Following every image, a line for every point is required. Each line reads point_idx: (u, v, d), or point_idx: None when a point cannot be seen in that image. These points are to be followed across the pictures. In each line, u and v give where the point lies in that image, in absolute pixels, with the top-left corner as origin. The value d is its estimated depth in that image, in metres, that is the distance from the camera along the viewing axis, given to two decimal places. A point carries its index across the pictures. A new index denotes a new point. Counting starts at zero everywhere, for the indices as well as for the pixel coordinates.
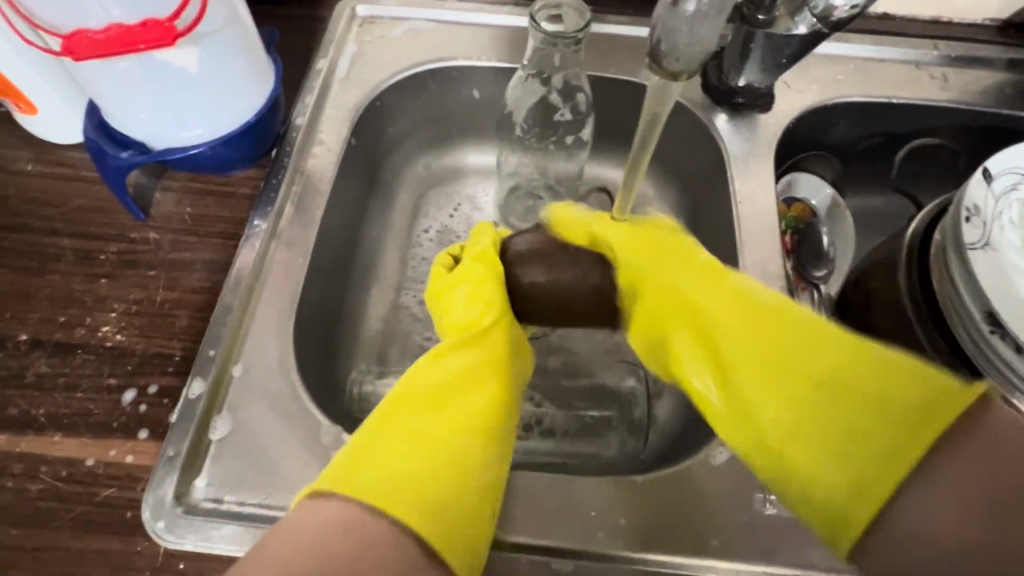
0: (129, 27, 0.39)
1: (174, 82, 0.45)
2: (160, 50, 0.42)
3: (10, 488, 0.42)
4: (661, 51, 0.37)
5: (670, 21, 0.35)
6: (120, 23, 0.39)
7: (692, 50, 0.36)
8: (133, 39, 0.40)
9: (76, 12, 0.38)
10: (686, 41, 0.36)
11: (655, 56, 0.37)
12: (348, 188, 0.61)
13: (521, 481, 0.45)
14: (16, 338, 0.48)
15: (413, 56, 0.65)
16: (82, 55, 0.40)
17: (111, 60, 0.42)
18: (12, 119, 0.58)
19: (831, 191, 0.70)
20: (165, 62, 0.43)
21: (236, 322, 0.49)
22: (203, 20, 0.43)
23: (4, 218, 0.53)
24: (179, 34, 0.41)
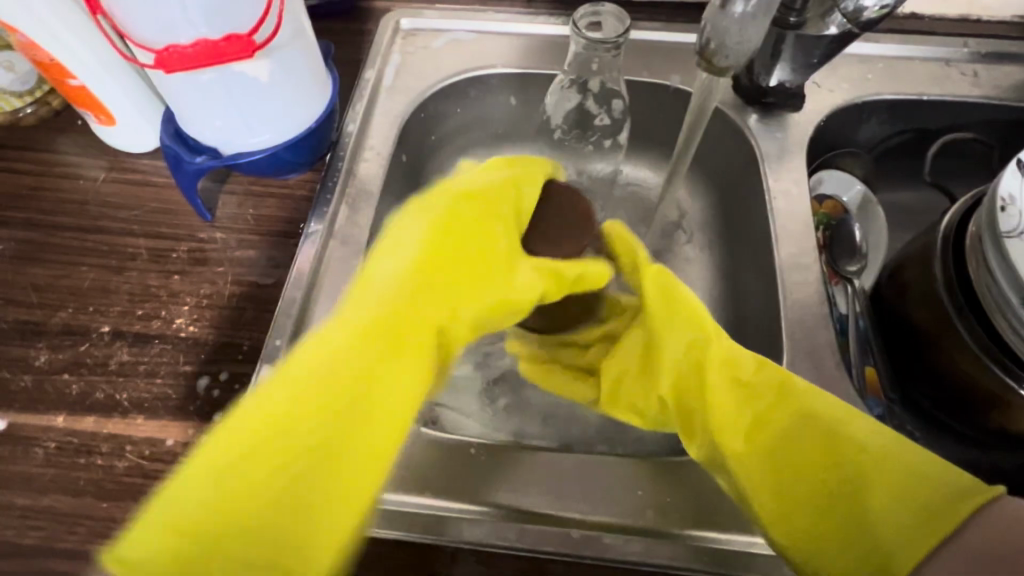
0: (214, 41, 0.44)
1: (248, 91, 0.49)
2: (239, 63, 0.46)
3: (99, 465, 0.46)
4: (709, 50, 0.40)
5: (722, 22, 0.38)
6: (206, 39, 0.43)
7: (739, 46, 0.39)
8: (219, 53, 0.44)
9: (169, 29, 0.43)
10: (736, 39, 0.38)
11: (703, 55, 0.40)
12: (395, 190, 0.64)
13: (572, 460, 0.47)
14: (99, 329, 0.52)
15: (454, 64, 0.68)
16: (173, 67, 0.44)
17: (195, 73, 0.46)
18: (88, 130, 0.63)
19: (861, 187, 0.71)
20: (241, 74, 0.47)
21: (299, 315, 0.52)
22: (276, 34, 0.47)
23: (85, 221, 0.58)
24: (257, 47, 0.45)
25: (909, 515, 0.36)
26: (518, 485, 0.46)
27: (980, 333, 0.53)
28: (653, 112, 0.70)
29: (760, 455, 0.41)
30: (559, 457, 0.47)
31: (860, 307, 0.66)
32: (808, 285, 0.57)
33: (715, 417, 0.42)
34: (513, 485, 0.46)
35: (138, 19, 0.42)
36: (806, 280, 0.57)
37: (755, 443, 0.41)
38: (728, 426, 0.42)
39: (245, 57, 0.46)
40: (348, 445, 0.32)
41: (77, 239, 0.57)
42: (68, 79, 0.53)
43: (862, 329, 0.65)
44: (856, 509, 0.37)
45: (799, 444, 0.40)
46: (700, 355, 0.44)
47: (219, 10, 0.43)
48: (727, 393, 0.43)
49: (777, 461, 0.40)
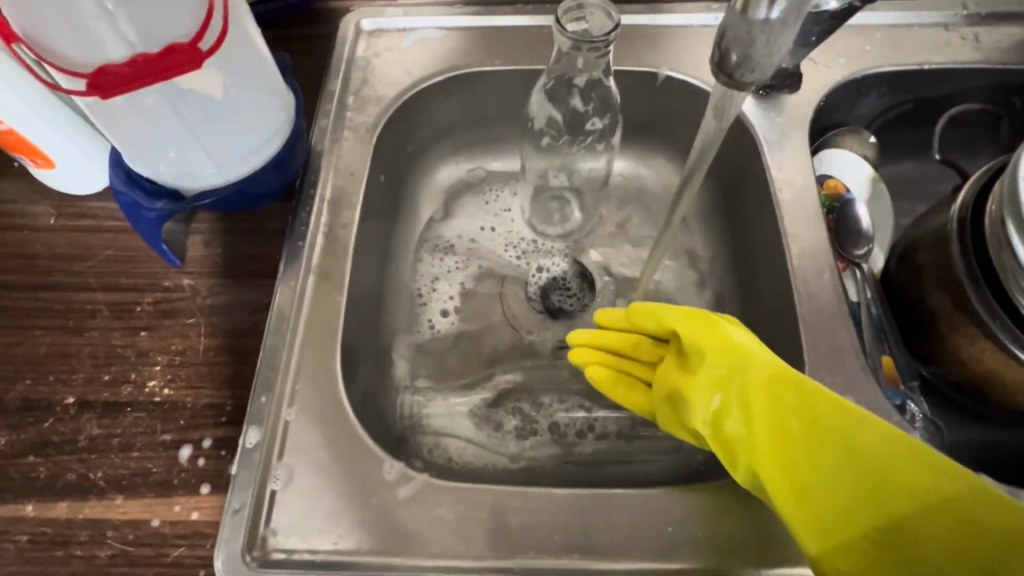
0: (153, 54, 0.38)
1: (203, 113, 0.43)
2: (184, 77, 0.40)
3: (80, 556, 0.42)
4: (728, 59, 0.36)
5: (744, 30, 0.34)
6: (142, 52, 0.38)
7: (764, 56, 0.35)
8: (160, 68, 0.38)
9: (96, 45, 0.36)
10: (763, 51, 0.34)
11: (721, 62, 0.36)
12: (374, 211, 0.59)
13: (598, 499, 0.44)
14: (63, 400, 0.47)
15: (425, 67, 0.63)
16: (108, 91, 0.38)
17: (137, 97, 0.40)
18: (27, 172, 0.57)
19: (867, 169, 0.67)
20: (189, 90, 0.41)
21: (285, 364, 0.48)
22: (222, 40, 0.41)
23: (34, 278, 0.52)
24: (205, 55, 0.39)
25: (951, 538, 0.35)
26: (541, 532, 0.43)
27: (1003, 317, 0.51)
28: (644, 103, 0.65)
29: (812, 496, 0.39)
30: (581, 497, 0.44)
31: (872, 294, 0.62)
32: (821, 281, 0.54)
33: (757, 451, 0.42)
34: (533, 532, 0.43)
35: (57, 40, 0.36)
36: (819, 276, 0.54)
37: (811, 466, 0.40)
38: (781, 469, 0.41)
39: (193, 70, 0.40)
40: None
41: (27, 299, 0.51)
42: None
43: (874, 316, 0.62)
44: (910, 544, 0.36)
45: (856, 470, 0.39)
46: (748, 389, 0.44)
47: (152, 15, 0.37)
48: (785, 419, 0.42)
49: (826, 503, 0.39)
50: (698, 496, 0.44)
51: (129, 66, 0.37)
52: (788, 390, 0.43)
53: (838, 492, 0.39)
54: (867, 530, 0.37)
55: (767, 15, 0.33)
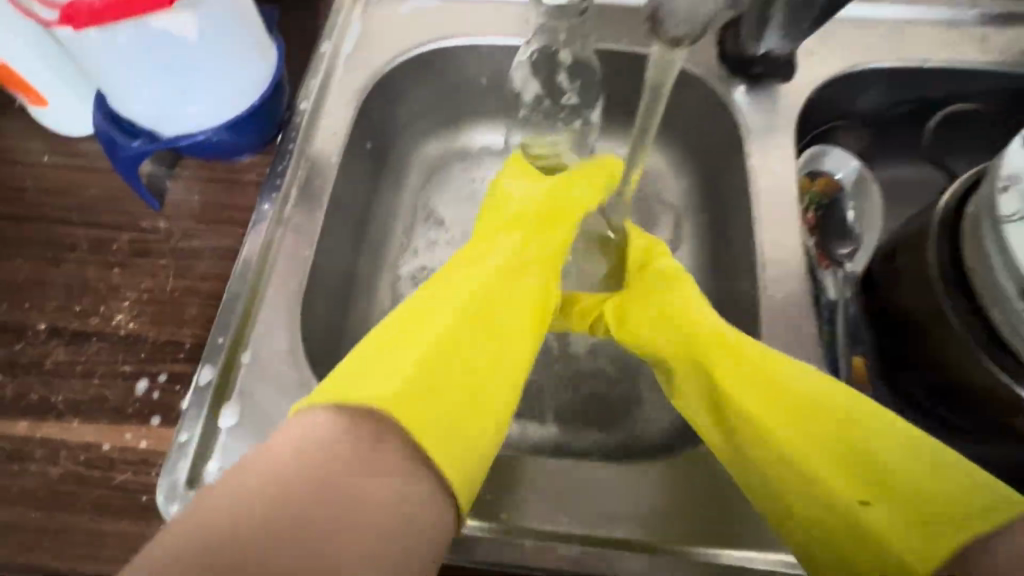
0: None
1: (176, 54, 0.44)
2: (157, 17, 0.41)
3: (32, 472, 0.44)
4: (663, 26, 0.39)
5: None
6: None
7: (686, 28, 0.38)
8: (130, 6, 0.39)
9: None
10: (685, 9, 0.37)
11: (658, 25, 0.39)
12: (354, 172, 0.60)
13: (552, 469, 0.44)
14: (34, 326, 0.49)
15: (417, 33, 0.63)
16: (82, 24, 0.39)
17: (111, 32, 0.41)
18: (25, 110, 0.59)
19: (858, 164, 0.66)
20: (162, 30, 0.42)
21: (247, 310, 0.49)
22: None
23: (20, 211, 0.54)
24: None
25: (949, 512, 0.36)
26: (491, 489, 0.44)
27: (973, 322, 0.49)
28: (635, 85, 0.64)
29: (766, 410, 0.43)
30: (529, 465, 0.45)
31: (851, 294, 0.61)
32: (791, 273, 0.53)
33: (726, 387, 0.45)
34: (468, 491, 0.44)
35: None
36: (789, 267, 0.53)
37: (770, 390, 0.43)
38: (781, 416, 0.43)
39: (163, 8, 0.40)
40: (437, 390, 0.41)
41: (12, 229, 0.53)
42: None
43: (851, 316, 0.61)
44: (896, 479, 0.38)
45: (826, 426, 0.42)
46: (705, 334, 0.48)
47: None
48: (749, 362, 0.45)
49: (839, 444, 0.41)
50: (650, 472, 0.44)
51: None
52: (740, 346, 0.46)
53: (806, 443, 0.41)
54: (833, 483, 0.40)
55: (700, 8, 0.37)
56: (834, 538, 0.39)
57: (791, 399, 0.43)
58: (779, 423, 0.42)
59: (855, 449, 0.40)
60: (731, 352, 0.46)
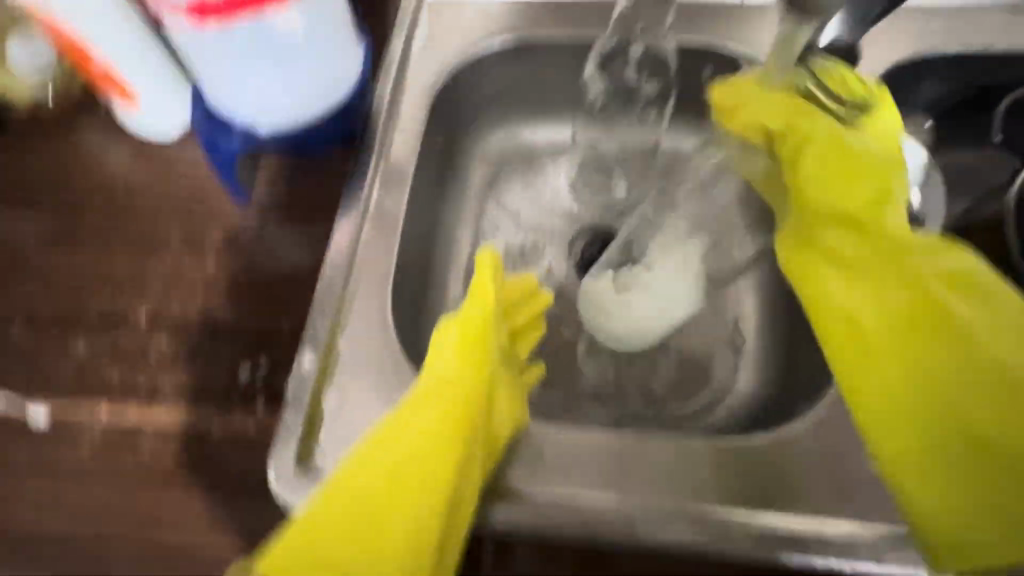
0: None
1: (283, 51, 0.46)
2: (270, 15, 0.43)
3: (147, 455, 0.45)
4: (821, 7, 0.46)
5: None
6: None
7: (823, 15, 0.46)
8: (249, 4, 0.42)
9: None
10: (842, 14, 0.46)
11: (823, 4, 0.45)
12: (428, 166, 0.62)
13: (652, 448, 0.46)
14: (136, 316, 0.51)
15: (484, 31, 0.64)
16: (206, 20, 0.42)
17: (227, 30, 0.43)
18: (111, 111, 0.61)
19: (925, 153, 0.61)
20: (274, 29, 0.44)
21: (339, 299, 0.50)
22: None
23: (114, 207, 0.56)
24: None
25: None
26: (594, 466, 0.45)
27: None
28: None
29: (907, 350, 0.41)
30: (626, 442, 0.46)
31: None
32: None
33: (852, 303, 0.43)
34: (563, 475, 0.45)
35: None
36: None
37: (909, 326, 0.41)
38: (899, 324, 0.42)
39: (275, 7, 0.43)
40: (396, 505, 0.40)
41: (108, 225, 0.55)
42: (92, 57, 0.51)
43: None
44: (988, 467, 0.38)
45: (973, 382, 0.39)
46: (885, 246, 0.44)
47: None
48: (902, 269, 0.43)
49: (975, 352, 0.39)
50: (743, 449, 0.46)
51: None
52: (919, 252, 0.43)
53: (942, 396, 0.39)
54: (942, 427, 0.39)
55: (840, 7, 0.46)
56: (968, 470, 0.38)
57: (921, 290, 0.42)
58: (908, 363, 0.41)
59: (971, 342, 0.39)
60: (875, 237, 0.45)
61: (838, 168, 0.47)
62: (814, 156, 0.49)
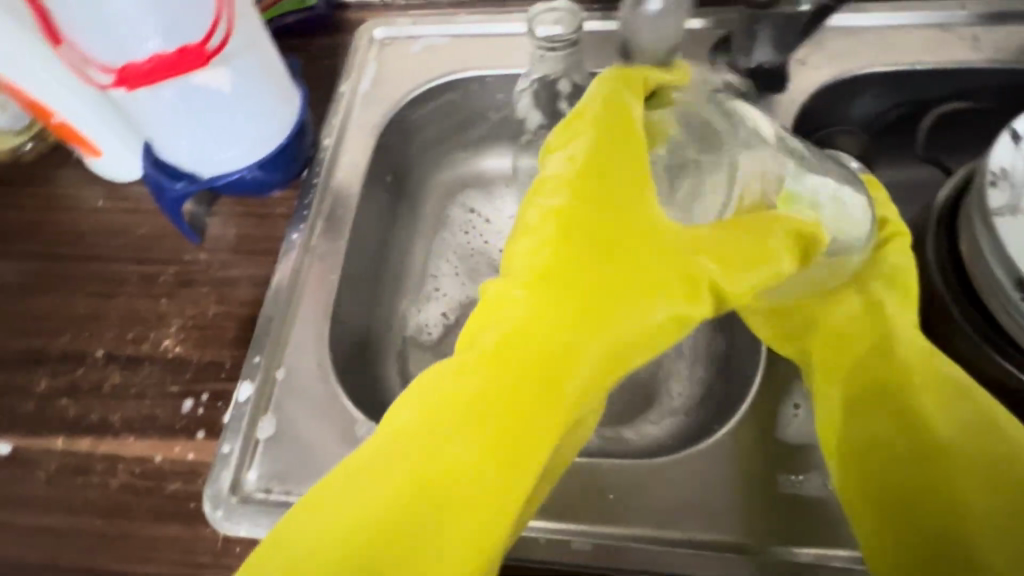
0: (167, 55, 0.43)
1: (214, 105, 0.49)
2: (196, 74, 0.46)
3: (95, 483, 0.48)
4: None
5: (635, 21, 0.54)
6: (159, 53, 0.43)
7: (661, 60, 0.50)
8: (173, 66, 0.44)
9: (125, 47, 0.43)
10: (650, 32, 0.54)
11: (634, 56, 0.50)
12: (374, 200, 0.65)
13: (574, 472, 0.46)
14: (94, 353, 0.54)
15: (426, 71, 0.68)
16: (133, 83, 0.44)
17: (157, 89, 0.46)
18: (84, 162, 0.66)
19: (859, 164, 0.62)
20: (202, 86, 0.47)
21: (278, 331, 0.53)
22: (233, 41, 0.48)
23: (80, 251, 0.60)
24: (209, 56, 0.45)
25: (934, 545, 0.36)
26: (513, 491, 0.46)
27: (973, 315, 0.49)
28: None
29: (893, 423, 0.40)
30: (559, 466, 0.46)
31: None
32: None
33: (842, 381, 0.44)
34: None
35: (92, 47, 0.43)
36: None
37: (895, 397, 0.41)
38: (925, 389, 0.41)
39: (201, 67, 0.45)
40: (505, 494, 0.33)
41: (74, 268, 0.59)
42: (51, 116, 0.55)
43: None
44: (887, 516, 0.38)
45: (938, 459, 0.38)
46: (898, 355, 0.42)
47: (169, 19, 0.43)
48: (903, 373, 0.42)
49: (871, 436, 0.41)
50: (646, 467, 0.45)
51: (149, 60, 0.43)
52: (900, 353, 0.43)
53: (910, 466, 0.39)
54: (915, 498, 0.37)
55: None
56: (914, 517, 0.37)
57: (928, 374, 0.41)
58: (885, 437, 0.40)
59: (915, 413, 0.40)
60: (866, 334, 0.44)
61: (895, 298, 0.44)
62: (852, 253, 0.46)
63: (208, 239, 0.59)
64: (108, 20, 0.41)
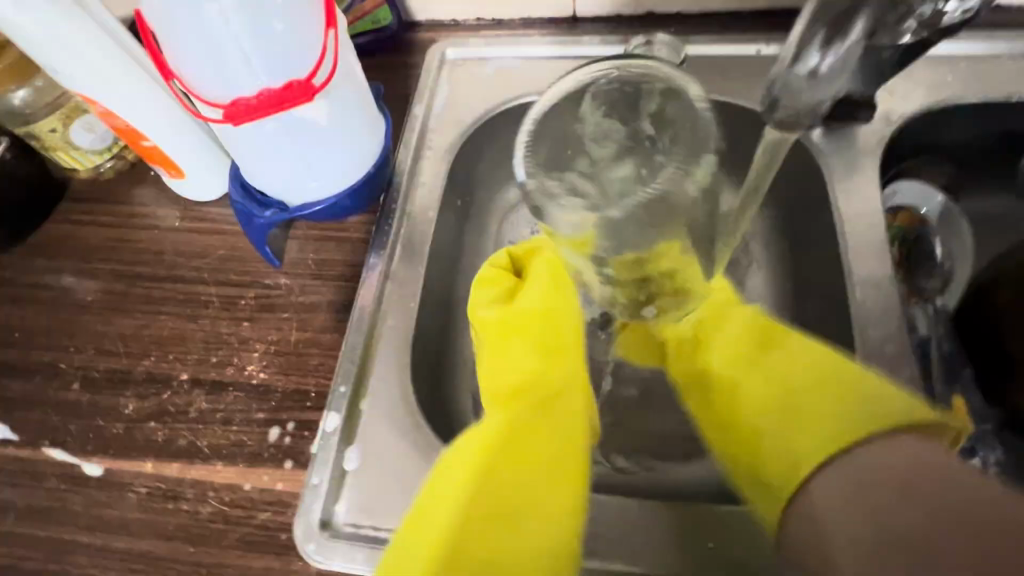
0: (276, 90, 0.44)
1: (310, 137, 0.50)
2: (299, 107, 0.47)
3: (186, 510, 0.49)
4: (778, 103, 0.45)
5: (792, 78, 0.43)
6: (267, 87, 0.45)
7: (805, 108, 0.44)
8: (281, 100, 0.44)
9: (236, 83, 0.44)
10: (808, 93, 0.43)
11: (772, 106, 0.45)
12: (448, 223, 0.64)
13: (659, 516, 0.47)
14: (178, 376, 0.55)
15: (500, 93, 0.68)
16: (240, 118, 0.44)
17: (260, 122, 0.47)
18: (160, 180, 0.66)
19: (943, 198, 0.66)
20: (301, 118, 0.48)
21: (361, 359, 0.53)
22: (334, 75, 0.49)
23: (161, 271, 0.61)
24: (316, 90, 0.45)
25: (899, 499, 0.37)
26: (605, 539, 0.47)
27: None
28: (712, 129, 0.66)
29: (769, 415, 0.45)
30: (629, 503, 0.48)
31: (942, 329, 0.61)
32: (885, 318, 0.54)
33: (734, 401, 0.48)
34: None
35: (206, 83, 0.44)
36: (881, 313, 0.54)
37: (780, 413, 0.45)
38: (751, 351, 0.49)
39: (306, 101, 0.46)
40: (513, 517, 0.42)
41: (155, 289, 0.60)
42: (141, 140, 0.56)
43: (946, 355, 0.60)
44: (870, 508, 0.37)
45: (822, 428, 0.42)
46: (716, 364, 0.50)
47: (280, 55, 0.44)
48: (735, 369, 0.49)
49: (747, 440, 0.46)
50: (729, 517, 0.47)
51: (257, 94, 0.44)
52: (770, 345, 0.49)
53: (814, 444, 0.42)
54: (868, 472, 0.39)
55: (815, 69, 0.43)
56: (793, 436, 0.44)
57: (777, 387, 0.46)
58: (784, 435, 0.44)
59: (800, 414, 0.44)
60: (739, 347, 0.50)
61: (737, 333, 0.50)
62: (717, 331, 0.51)
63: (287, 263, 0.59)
64: (223, 56, 0.43)
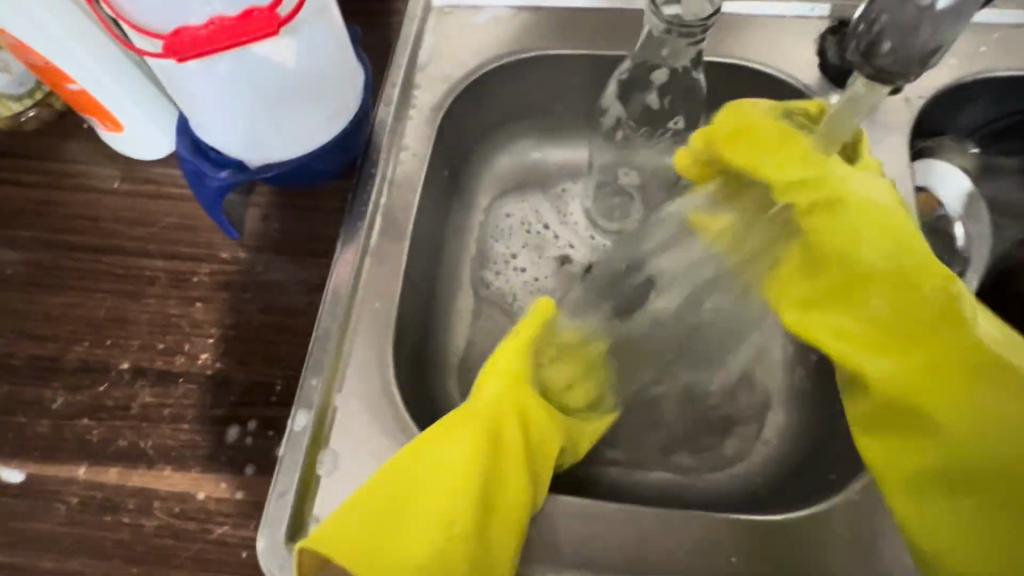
0: (229, 20, 0.36)
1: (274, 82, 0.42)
2: (259, 43, 0.39)
3: (127, 524, 0.42)
4: (879, 48, 0.33)
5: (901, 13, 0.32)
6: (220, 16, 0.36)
7: (913, 54, 0.33)
8: (236, 32, 0.36)
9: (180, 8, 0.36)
10: (920, 36, 0.32)
11: (869, 52, 0.34)
12: (434, 194, 0.57)
13: (676, 523, 0.42)
14: (118, 365, 0.47)
15: (494, 47, 0.60)
16: (185, 54, 0.36)
17: (210, 61, 0.39)
18: (96, 134, 0.57)
19: (966, 184, 0.60)
20: (263, 58, 0.40)
21: (336, 348, 0.46)
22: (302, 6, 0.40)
23: (95, 241, 0.52)
24: (282, 22, 0.37)
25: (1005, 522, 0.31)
26: (617, 554, 0.41)
27: None
28: (729, 96, 0.60)
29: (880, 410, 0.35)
30: (644, 513, 0.42)
31: None
32: None
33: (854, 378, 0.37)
34: (565, 558, 0.41)
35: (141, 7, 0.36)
36: None
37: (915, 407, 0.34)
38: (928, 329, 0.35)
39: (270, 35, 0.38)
40: (408, 517, 0.38)
41: (89, 261, 0.51)
42: (66, 83, 0.47)
43: None
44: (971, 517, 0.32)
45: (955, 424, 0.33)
46: (856, 321, 0.37)
47: None
48: (889, 343, 0.36)
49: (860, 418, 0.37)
50: (752, 527, 0.42)
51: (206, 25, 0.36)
52: (920, 292, 0.36)
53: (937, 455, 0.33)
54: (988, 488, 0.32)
55: (934, 1, 0.31)
56: (988, 511, 0.32)
57: (925, 353, 0.35)
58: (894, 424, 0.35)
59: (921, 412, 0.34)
60: (852, 281, 0.37)
61: (826, 273, 0.38)
62: (809, 271, 0.39)
63: (249, 235, 0.51)
64: None
